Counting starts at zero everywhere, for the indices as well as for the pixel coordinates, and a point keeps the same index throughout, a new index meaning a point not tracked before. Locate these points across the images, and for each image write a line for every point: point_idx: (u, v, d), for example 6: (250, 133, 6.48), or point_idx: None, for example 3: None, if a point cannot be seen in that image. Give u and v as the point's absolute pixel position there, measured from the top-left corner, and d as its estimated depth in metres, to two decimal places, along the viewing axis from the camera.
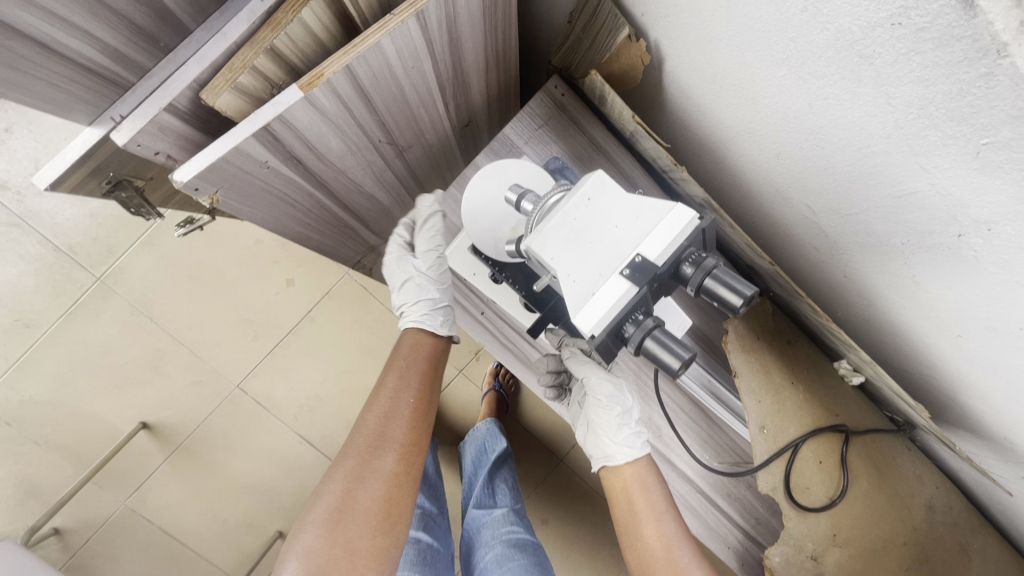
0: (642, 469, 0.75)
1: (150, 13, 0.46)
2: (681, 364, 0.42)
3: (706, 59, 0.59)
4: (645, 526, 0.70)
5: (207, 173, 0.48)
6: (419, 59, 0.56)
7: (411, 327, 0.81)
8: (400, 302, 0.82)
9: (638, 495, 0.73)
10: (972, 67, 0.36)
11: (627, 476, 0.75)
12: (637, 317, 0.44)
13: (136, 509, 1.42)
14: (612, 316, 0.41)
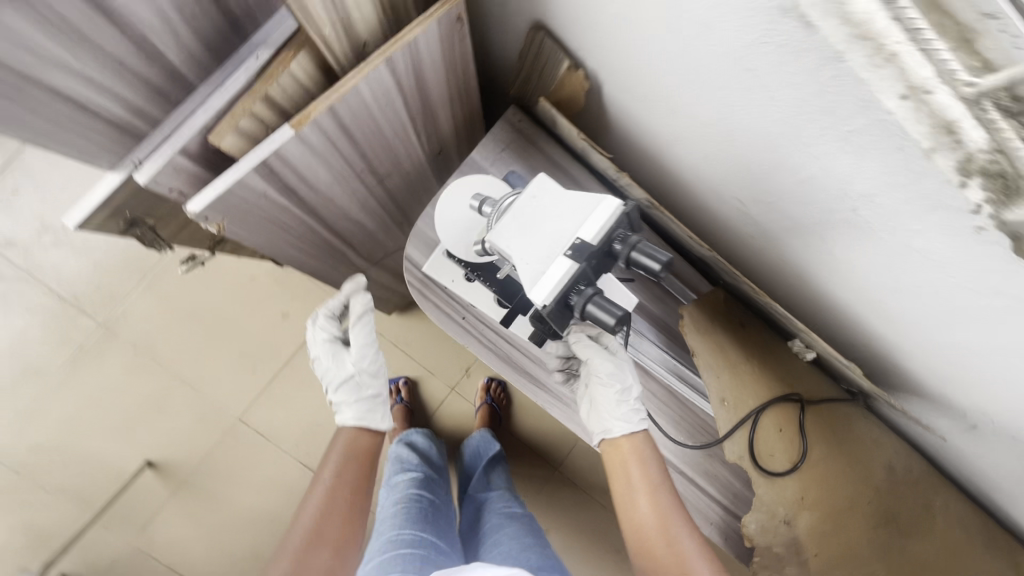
0: (640, 444, 0.75)
1: (162, 72, 0.55)
2: (620, 322, 0.45)
3: (632, 84, 0.69)
4: (640, 501, 0.69)
5: (218, 203, 0.57)
6: (393, 99, 0.66)
7: (348, 425, 0.90)
8: (338, 401, 0.91)
9: (634, 468, 0.72)
10: (826, 71, 0.46)
11: (625, 450, 0.75)
12: (581, 288, 0.47)
13: (143, 548, 1.33)
14: (559, 287, 0.46)
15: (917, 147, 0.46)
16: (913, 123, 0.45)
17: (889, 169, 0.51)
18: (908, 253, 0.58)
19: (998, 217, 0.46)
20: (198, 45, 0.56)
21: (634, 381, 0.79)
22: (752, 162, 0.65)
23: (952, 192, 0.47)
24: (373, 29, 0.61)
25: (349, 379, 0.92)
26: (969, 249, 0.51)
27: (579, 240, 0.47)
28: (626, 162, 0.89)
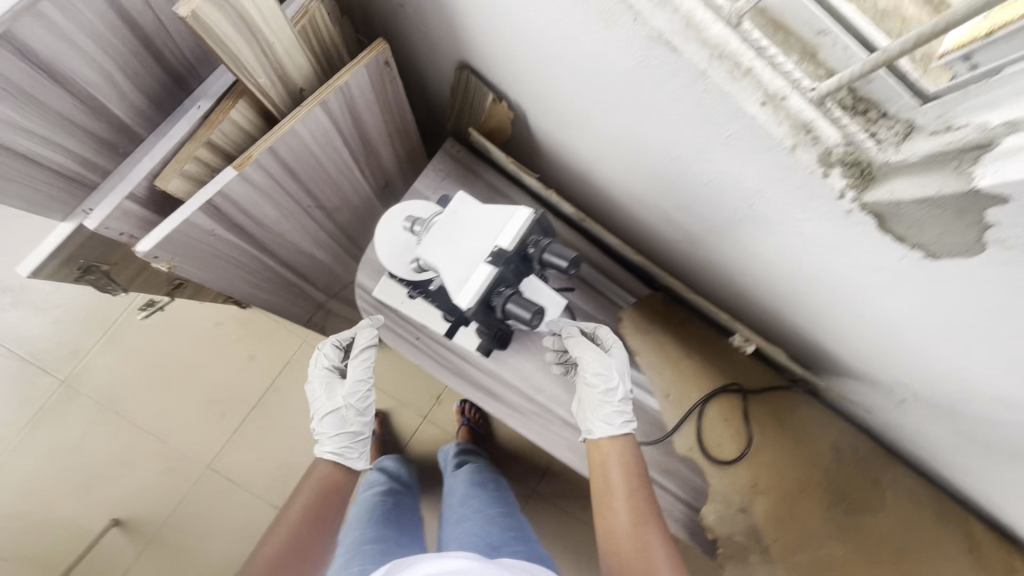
0: (621, 448, 0.78)
1: (110, 126, 0.60)
2: (534, 318, 0.51)
3: (550, 112, 0.76)
4: (618, 504, 0.71)
5: (166, 242, 0.61)
6: (332, 138, 0.71)
7: (324, 458, 0.92)
8: (320, 431, 0.95)
9: (614, 471, 0.75)
10: (698, 85, 0.54)
11: (607, 451, 0.78)
12: (501, 291, 0.53)
13: None
14: (479, 290, 0.51)
15: (782, 145, 0.54)
16: (775, 125, 0.53)
17: (768, 168, 0.58)
18: (802, 240, 0.65)
19: (860, 201, 0.54)
20: (144, 100, 0.61)
21: (620, 383, 0.83)
22: (661, 172, 0.71)
23: (819, 182, 0.55)
24: (307, 76, 0.67)
25: (335, 411, 0.96)
26: (847, 232, 0.59)
27: (496, 246, 0.52)
28: (560, 183, 0.96)
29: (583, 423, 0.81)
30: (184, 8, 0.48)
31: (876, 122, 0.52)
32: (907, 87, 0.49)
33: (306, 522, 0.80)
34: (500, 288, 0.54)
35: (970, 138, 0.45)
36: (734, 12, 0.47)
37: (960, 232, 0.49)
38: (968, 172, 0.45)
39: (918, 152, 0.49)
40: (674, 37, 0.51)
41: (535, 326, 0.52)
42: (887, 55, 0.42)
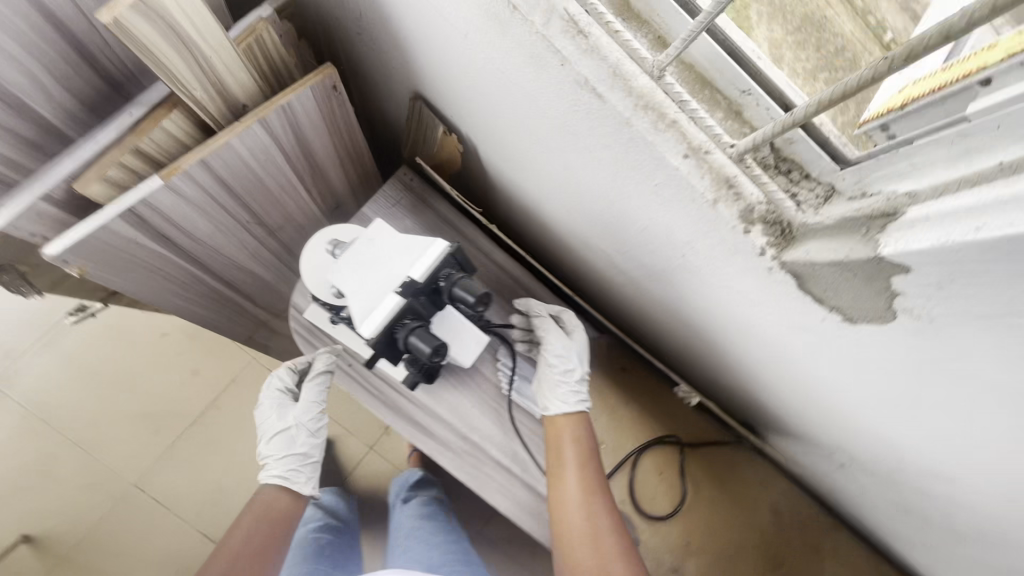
0: (576, 424, 0.81)
1: (36, 127, 0.59)
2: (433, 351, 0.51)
3: (498, 149, 0.76)
4: (572, 494, 0.74)
5: (78, 247, 0.59)
6: (273, 156, 0.70)
7: (268, 482, 0.88)
8: (266, 453, 0.89)
9: (568, 444, 0.79)
10: (624, 133, 0.55)
11: (562, 426, 0.81)
12: (405, 322, 0.53)
13: None
14: (383, 321, 0.51)
15: (703, 198, 0.54)
16: (698, 179, 0.53)
17: (695, 220, 0.58)
18: (732, 295, 0.64)
19: (780, 260, 0.54)
20: (75, 103, 0.61)
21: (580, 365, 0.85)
22: (601, 216, 0.71)
23: (741, 238, 0.55)
24: (251, 93, 0.67)
25: (284, 432, 0.90)
26: (772, 291, 0.58)
27: (408, 276, 0.53)
28: (513, 219, 0.96)
29: (540, 403, 0.84)
30: (105, 14, 0.47)
31: (799, 183, 0.53)
32: (828, 153, 0.50)
33: (261, 556, 0.79)
34: (406, 320, 0.53)
35: (879, 206, 0.46)
36: (657, 66, 0.49)
37: (872, 297, 0.49)
38: (874, 238, 0.45)
39: (833, 216, 0.50)
40: (599, 85, 0.51)
41: (435, 361, 0.51)
42: (796, 118, 0.43)
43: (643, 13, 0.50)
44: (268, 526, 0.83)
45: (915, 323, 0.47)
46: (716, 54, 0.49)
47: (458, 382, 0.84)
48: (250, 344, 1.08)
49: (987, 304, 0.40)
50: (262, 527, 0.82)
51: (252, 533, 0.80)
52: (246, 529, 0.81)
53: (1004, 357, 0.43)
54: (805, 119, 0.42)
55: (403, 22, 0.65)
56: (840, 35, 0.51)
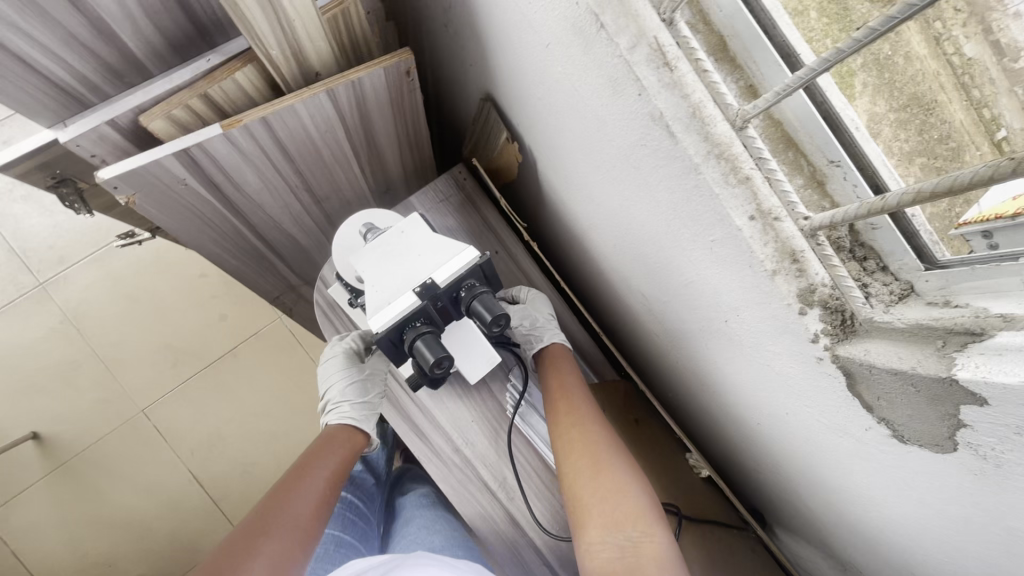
0: (560, 356, 0.78)
1: (118, 55, 0.61)
2: (434, 361, 0.49)
3: (558, 166, 0.73)
4: (563, 417, 0.68)
5: (130, 176, 0.60)
6: (332, 126, 0.70)
7: (334, 423, 0.79)
8: (337, 398, 0.80)
9: (552, 373, 0.75)
10: (688, 179, 0.51)
11: (548, 360, 0.77)
12: (416, 325, 0.52)
13: (5, 514, 1.41)
14: (394, 316, 0.50)
15: (762, 267, 0.49)
16: (759, 244, 0.48)
17: (748, 287, 0.53)
18: (772, 376, 0.58)
19: (833, 351, 0.48)
20: (160, 40, 0.62)
21: (533, 323, 0.80)
22: (648, 257, 0.67)
23: (794, 318, 0.50)
24: (326, 61, 0.67)
25: (359, 378, 0.82)
26: (816, 384, 0.52)
27: (430, 278, 0.52)
28: (558, 240, 0.93)
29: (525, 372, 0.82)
30: None
31: (872, 275, 0.47)
32: (912, 247, 0.45)
33: (328, 502, 0.68)
34: (417, 322, 0.52)
35: (961, 320, 0.39)
36: (741, 115, 0.45)
37: (932, 422, 0.43)
38: (949, 356, 0.40)
39: (908, 318, 0.44)
40: (673, 124, 0.48)
41: (434, 372, 0.49)
42: (883, 204, 0.38)
43: (738, 58, 0.46)
44: (337, 471, 0.72)
45: (975, 461, 0.41)
46: (809, 114, 0.45)
47: (464, 392, 0.81)
48: (276, 305, 1.10)
49: None
50: (326, 478, 0.69)
51: (322, 473, 0.69)
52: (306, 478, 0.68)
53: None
54: (898, 207, 0.37)
55: (490, 19, 0.63)
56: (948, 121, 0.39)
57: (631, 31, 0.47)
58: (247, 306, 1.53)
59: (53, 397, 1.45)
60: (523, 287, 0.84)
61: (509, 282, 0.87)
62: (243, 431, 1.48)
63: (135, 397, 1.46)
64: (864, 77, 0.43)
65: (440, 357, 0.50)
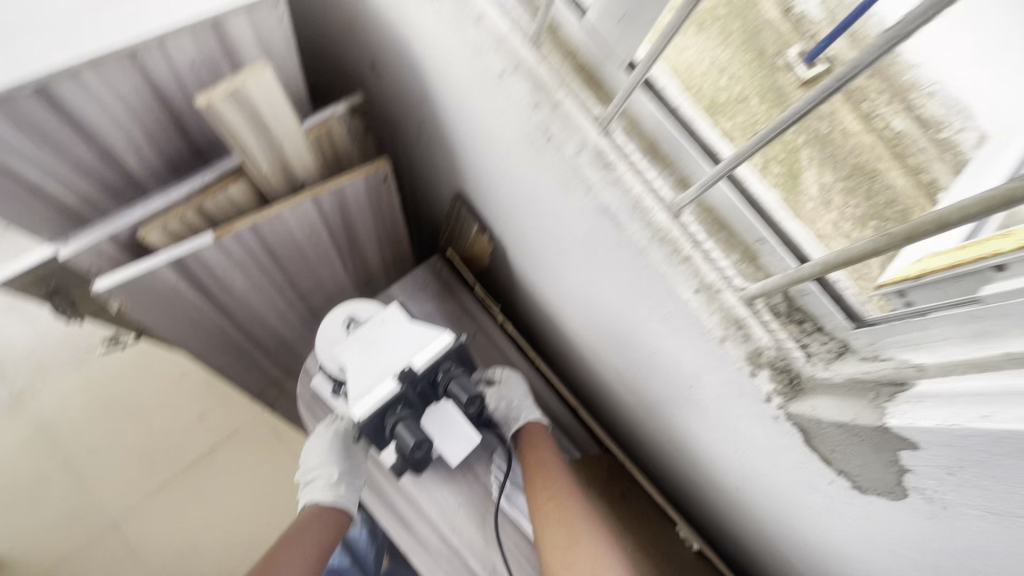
0: (539, 432, 0.79)
1: (120, 176, 0.67)
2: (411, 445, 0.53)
3: (525, 252, 0.80)
4: (542, 492, 0.68)
5: (124, 285, 0.64)
6: (316, 227, 0.76)
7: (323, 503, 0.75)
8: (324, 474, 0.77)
9: (531, 449, 0.76)
10: (638, 260, 0.57)
11: (529, 435, 0.78)
12: (396, 410, 0.55)
13: None
14: (374, 404, 0.53)
15: (711, 335, 0.54)
16: (706, 314, 0.54)
17: (703, 354, 0.57)
18: (738, 438, 0.61)
19: (786, 409, 0.52)
20: (159, 161, 0.69)
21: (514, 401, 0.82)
22: (614, 332, 0.72)
23: (747, 378, 0.54)
24: (311, 172, 0.75)
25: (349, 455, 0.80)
26: (779, 443, 0.55)
27: (410, 363, 0.55)
28: (531, 318, 0.98)
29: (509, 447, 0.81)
30: (202, 98, 0.54)
31: (811, 335, 0.52)
32: (842, 310, 0.49)
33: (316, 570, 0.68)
34: (395, 408, 0.56)
35: (886, 371, 0.44)
36: (675, 205, 0.53)
37: (882, 469, 0.46)
38: (881, 407, 0.44)
39: (843, 373, 0.48)
40: (620, 214, 0.55)
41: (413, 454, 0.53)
42: (802, 273, 0.45)
43: (668, 157, 0.54)
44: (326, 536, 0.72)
45: (926, 505, 0.44)
46: (734, 202, 0.51)
47: (447, 476, 0.81)
48: (258, 399, 1.11)
49: (999, 500, 0.38)
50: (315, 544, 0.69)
51: (310, 541, 0.69)
52: (295, 551, 0.67)
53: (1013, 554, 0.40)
54: (814, 273, 0.44)
55: (458, 132, 0.72)
56: (891, 186, 0.51)
57: (576, 139, 0.55)
58: (228, 402, 1.52)
59: (15, 514, 1.37)
60: (501, 368, 0.85)
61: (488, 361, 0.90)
62: (218, 538, 1.41)
63: (106, 507, 1.39)
64: (810, 151, 0.52)
65: (416, 440, 0.54)
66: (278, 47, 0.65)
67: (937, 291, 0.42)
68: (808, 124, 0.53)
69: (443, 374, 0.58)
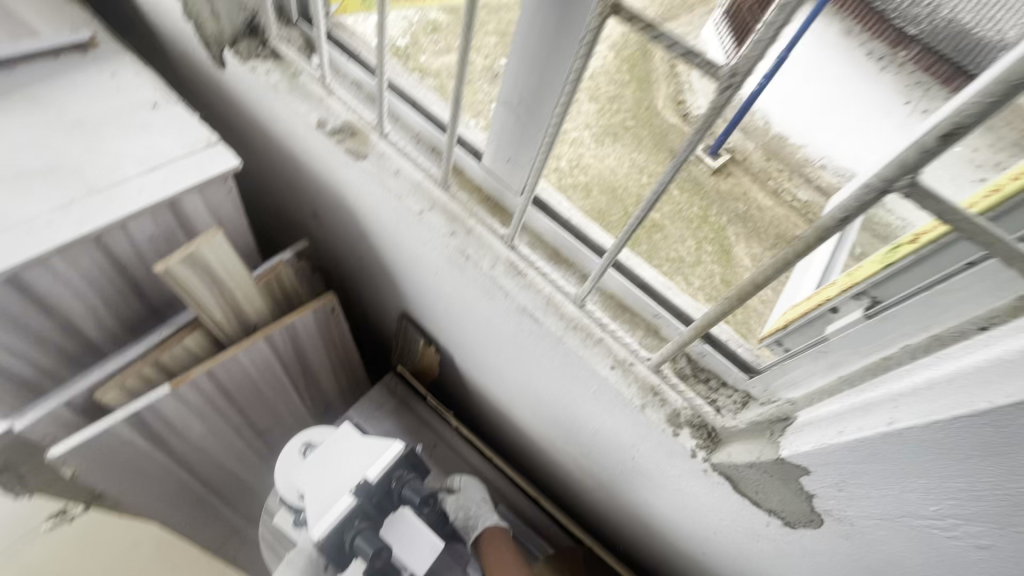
0: (501, 541, 0.76)
1: (78, 343, 0.71)
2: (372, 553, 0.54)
3: (470, 357, 0.87)
4: None
5: (78, 448, 0.65)
6: (270, 364, 0.81)
7: None
8: None
9: (492, 564, 0.73)
10: (559, 350, 0.64)
11: (489, 546, 0.75)
12: (356, 524, 0.57)
13: None
14: (331, 520, 0.56)
15: (633, 405, 0.60)
16: (626, 388, 0.61)
17: (634, 425, 0.63)
18: (683, 497, 0.66)
19: (710, 461, 0.58)
20: (117, 324, 0.74)
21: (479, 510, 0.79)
22: (557, 418, 0.77)
23: (672, 439, 0.59)
24: (262, 314, 0.81)
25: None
26: (715, 495, 0.60)
27: (364, 477, 0.59)
28: (488, 420, 1.01)
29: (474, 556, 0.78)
30: (160, 265, 0.61)
31: (717, 390, 0.60)
32: (737, 365, 0.58)
33: None
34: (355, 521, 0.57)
35: (773, 412, 0.53)
36: (578, 297, 0.62)
37: (797, 500, 0.52)
38: (778, 441, 0.51)
39: (745, 419, 0.56)
40: (536, 311, 0.63)
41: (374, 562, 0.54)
42: (683, 340, 0.54)
43: (570, 260, 0.65)
44: None
45: (838, 523, 0.50)
46: (628, 287, 0.62)
47: None
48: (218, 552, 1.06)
49: (881, 506, 0.45)
50: None
51: None
52: None
53: (914, 553, 0.46)
54: (690, 340, 0.53)
55: (395, 261, 0.82)
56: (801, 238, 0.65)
57: (490, 255, 0.65)
58: None
59: None
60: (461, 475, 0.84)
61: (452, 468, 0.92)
62: None
63: None
64: (734, 229, 0.66)
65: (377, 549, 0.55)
66: (228, 215, 0.75)
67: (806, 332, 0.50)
68: (730, 207, 0.67)
69: (399, 481, 0.61)
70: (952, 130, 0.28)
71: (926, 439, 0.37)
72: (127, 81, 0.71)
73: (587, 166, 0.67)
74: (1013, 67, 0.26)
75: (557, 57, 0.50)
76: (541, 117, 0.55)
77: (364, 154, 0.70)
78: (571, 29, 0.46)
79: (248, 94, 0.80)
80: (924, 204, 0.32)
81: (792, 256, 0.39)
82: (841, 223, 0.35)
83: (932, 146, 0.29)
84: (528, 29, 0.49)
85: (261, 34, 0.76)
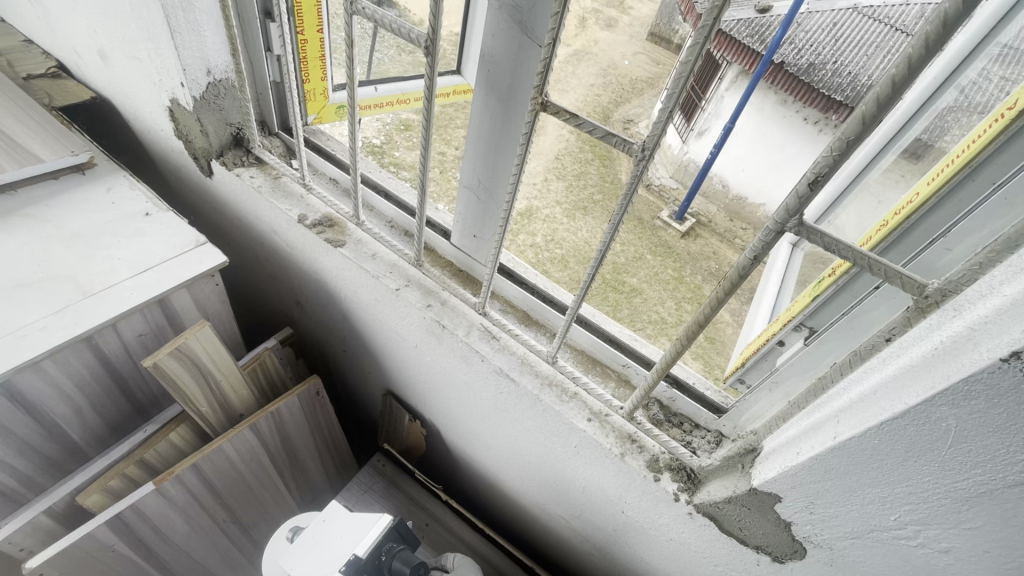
0: None
1: (60, 448, 0.71)
2: None
3: (454, 427, 0.88)
4: None
5: (55, 558, 0.63)
6: (255, 452, 0.81)
7: None
8: None
9: None
10: (537, 407, 0.67)
11: None
12: None
13: None
14: None
15: (613, 454, 0.62)
16: (604, 438, 0.63)
17: (617, 476, 0.64)
18: (675, 546, 0.66)
19: (693, 502, 0.58)
20: (102, 425, 0.75)
21: None
22: (545, 478, 0.77)
23: (654, 485, 0.60)
24: (248, 403, 0.82)
25: None
26: (702, 538, 0.61)
27: (353, 554, 0.59)
28: (479, 494, 1.01)
29: None
30: (149, 359, 0.64)
31: (691, 433, 0.64)
32: (708, 407, 0.63)
33: None
34: None
35: (741, 445, 0.55)
36: (549, 354, 0.64)
37: (778, 531, 0.53)
38: (749, 471, 0.53)
39: (719, 455, 0.57)
40: (512, 372, 0.66)
41: None
42: (649, 383, 0.55)
43: (541, 322, 0.72)
44: None
45: (814, 547, 0.52)
46: (596, 342, 0.68)
47: None
48: None
49: (850, 523, 0.47)
50: None
51: None
52: None
53: (893, 569, 0.48)
54: (656, 382, 0.54)
55: (376, 340, 0.86)
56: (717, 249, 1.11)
57: (465, 323, 0.70)
58: None
59: None
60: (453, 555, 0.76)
61: (445, 545, 0.88)
62: None
63: None
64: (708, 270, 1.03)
65: None
66: (213, 309, 0.79)
67: (762, 366, 0.60)
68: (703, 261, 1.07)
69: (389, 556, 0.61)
70: (815, 179, 0.35)
71: (868, 448, 0.40)
72: (122, 195, 0.78)
73: (561, 240, 0.96)
74: (846, 128, 0.33)
75: (504, 145, 0.58)
76: (497, 196, 0.62)
77: (342, 241, 0.76)
78: (513, 123, 0.55)
79: (233, 198, 0.87)
80: (814, 238, 0.38)
81: (723, 294, 0.44)
82: (753, 262, 0.40)
83: (805, 193, 0.36)
84: (479, 126, 0.58)
85: (246, 145, 0.85)
